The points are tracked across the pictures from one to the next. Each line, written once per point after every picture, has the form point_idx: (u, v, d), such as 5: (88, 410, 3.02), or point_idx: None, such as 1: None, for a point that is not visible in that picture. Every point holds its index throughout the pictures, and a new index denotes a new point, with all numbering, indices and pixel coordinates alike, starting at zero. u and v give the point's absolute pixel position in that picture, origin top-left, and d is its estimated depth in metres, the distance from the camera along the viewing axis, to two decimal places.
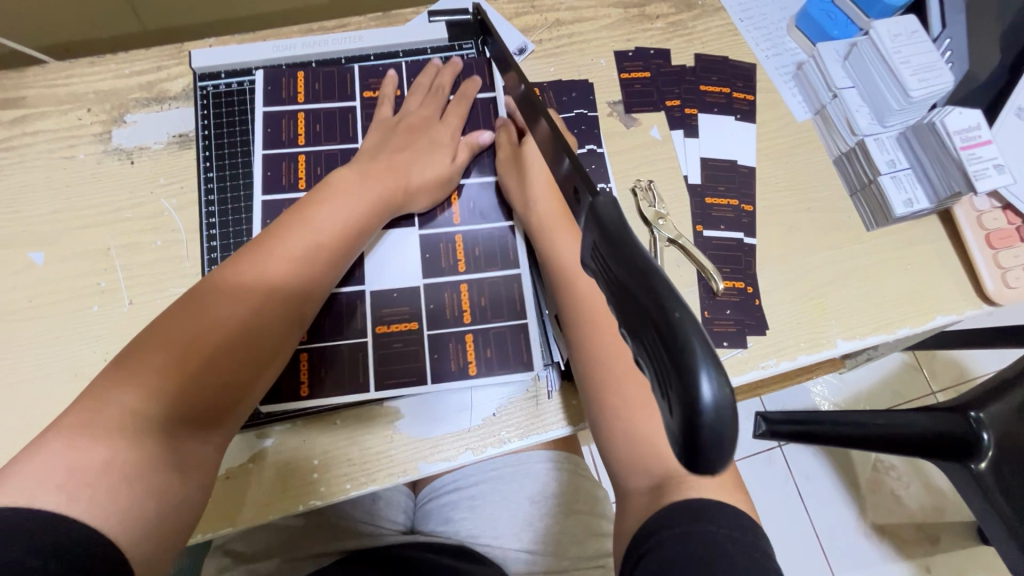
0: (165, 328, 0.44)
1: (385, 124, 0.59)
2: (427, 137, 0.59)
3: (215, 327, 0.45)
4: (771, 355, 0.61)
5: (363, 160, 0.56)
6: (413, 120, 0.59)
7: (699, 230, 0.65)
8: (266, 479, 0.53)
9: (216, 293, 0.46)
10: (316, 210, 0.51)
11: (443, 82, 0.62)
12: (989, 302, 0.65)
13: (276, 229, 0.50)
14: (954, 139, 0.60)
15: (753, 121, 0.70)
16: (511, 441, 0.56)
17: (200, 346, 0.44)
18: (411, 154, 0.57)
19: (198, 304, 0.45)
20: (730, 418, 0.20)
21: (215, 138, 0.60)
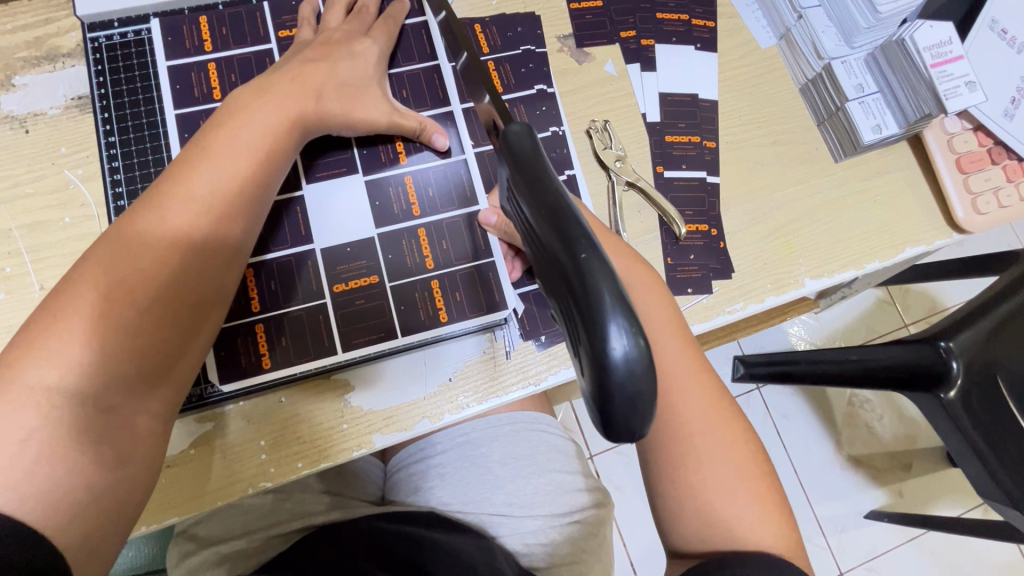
0: (72, 293, 0.38)
1: (303, 43, 0.52)
2: (346, 50, 0.51)
3: (139, 289, 0.39)
4: (737, 298, 0.59)
5: (265, 75, 0.48)
6: (333, 34, 0.52)
7: (660, 171, 0.61)
8: (211, 464, 0.50)
9: (127, 250, 0.40)
10: (223, 141, 0.44)
11: (367, 3, 0.55)
12: (958, 230, 0.63)
13: (180, 168, 0.43)
14: (922, 56, 0.56)
15: (714, 50, 0.65)
16: (470, 407, 0.53)
17: (124, 312, 0.38)
18: (324, 66, 0.49)
19: (107, 264, 0.39)
20: (637, 373, 0.21)
21: (119, 98, 0.53)
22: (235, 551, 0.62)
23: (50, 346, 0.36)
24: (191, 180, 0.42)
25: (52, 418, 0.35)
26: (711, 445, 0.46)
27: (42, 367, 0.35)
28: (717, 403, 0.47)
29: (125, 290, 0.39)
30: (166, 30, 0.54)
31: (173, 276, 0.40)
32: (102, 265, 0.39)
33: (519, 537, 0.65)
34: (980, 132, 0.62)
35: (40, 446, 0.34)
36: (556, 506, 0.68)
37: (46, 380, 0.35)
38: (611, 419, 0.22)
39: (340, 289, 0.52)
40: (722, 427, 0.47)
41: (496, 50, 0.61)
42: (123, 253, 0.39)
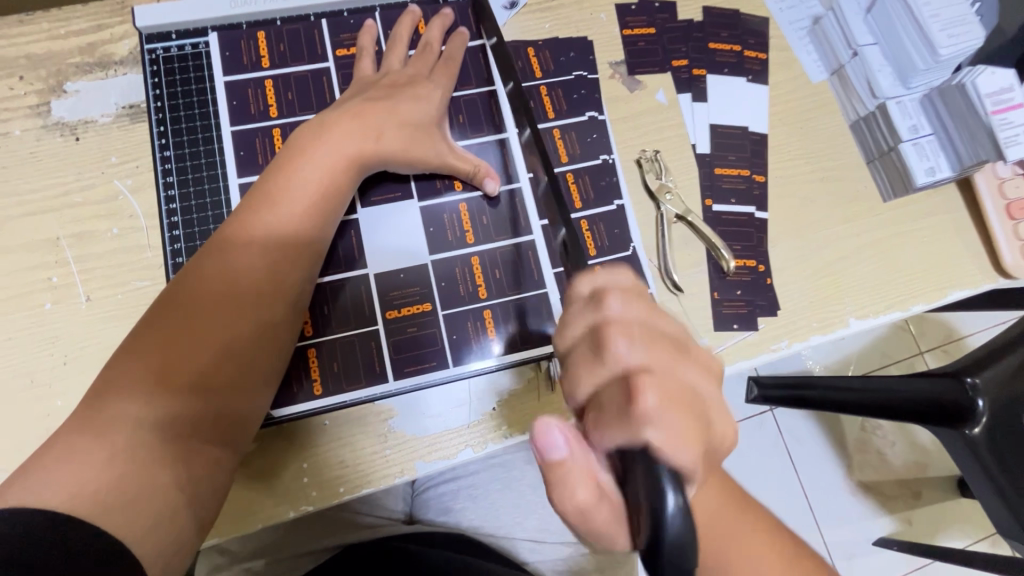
0: (147, 334, 0.41)
1: (367, 79, 0.53)
2: (409, 92, 0.51)
3: (200, 326, 0.41)
4: (782, 336, 0.58)
5: (329, 115, 0.49)
6: (397, 77, 0.52)
7: (708, 204, 0.61)
8: (255, 485, 0.49)
9: (195, 291, 0.42)
10: (284, 181, 0.46)
11: (431, 38, 0.55)
12: (1005, 276, 0.62)
13: (243, 213, 0.45)
14: (984, 102, 0.55)
15: (765, 83, 0.65)
16: (513, 436, 0.53)
17: (186, 348, 0.40)
18: (385, 106, 0.50)
19: (177, 305, 0.41)
20: (688, 529, 0.26)
21: (174, 110, 0.53)
22: (273, 566, 0.64)
23: (130, 383, 0.39)
24: (253, 223, 0.44)
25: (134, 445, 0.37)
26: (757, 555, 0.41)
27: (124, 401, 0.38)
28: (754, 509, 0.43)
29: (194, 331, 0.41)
30: (225, 44, 0.53)
31: (237, 313, 0.42)
32: (174, 306, 0.41)
33: (550, 561, 0.66)
34: None
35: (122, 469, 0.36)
36: None
37: (126, 413, 0.38)
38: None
39: (391, 315, 0.52)
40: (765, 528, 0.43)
41: (549, 75, 0.61)
42: (191, 295, 0.42)
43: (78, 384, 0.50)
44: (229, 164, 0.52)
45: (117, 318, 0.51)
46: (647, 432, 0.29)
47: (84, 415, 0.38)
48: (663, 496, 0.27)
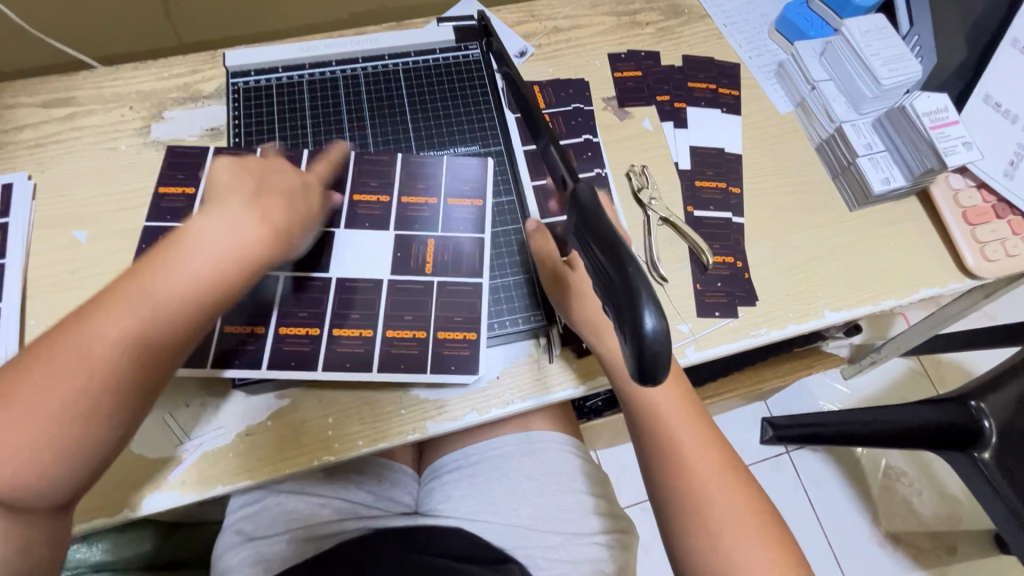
0: (7, 384, 0.38)
1: (297, 176, 0.54)
2: (278, 170, 0.53)
3: (89, 378, 0.39)
4: (761, 323, 0.64)
5: (238, 184, 0.50)
6: (286, 166, 0.54)
7: (690, 211, 0.69)
8: (283, 438, 0.56)
9: (58, 351, 0.39)
10: (172, 257, 0.43)
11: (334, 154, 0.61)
12: (971, 276, 0.68)
13: (123, 282, 0.42)
14: (922, 120, 0.64)
15: (738, 114, 0.75)
16: (514, 402, 0.59)
17: (73, 397, 0.39)
18: (261, 178, 0.49)
19: (58, 367, 0.39)
20: (664, 342, 0.29)
21: (191, 187, 0.63)
22: (273, 551, 0.66)
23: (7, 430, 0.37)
24: (140, 298, 0.41)
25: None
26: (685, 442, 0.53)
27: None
28: (692, 416, 0.55)
29: (55, 398, 0.38)
30: (291, 81, 0.68)
31: (110, 403, 0.40)
32: (44, 366, 0.39)
33: (541, 550, 0.65)
34: (983, 189, 0.70)
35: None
36: (577, 526, 0.69)
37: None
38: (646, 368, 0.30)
39: (368, 333, 0.58)
40: (733, 479, 0.52)
41: (551, 106, 0.73)
42: (86, 341, 0.40)
43: None
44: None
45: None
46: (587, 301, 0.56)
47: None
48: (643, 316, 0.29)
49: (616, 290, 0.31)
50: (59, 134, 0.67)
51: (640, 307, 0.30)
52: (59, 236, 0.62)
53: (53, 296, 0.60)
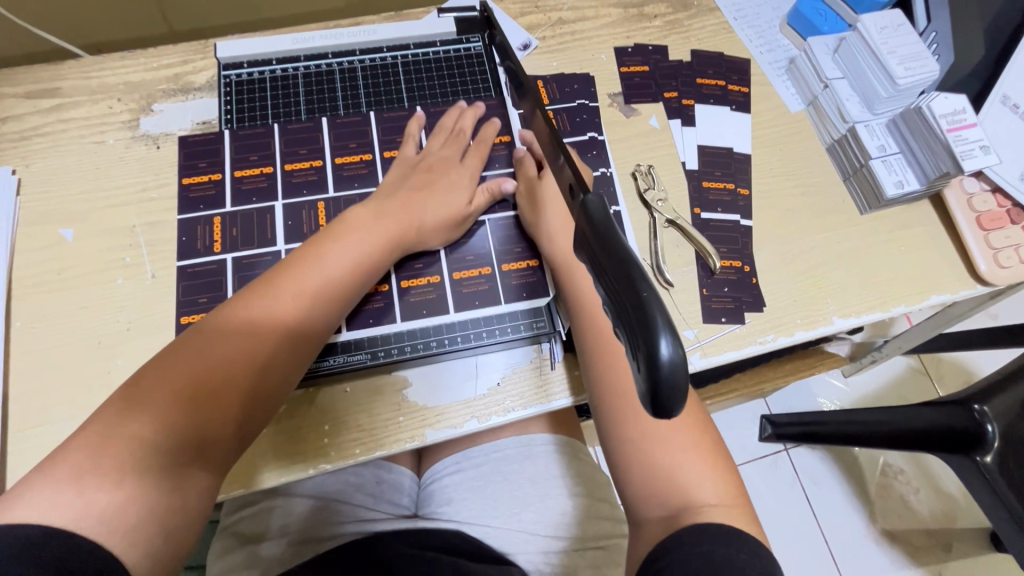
0: (185, 356, 0.46)
1: (404, 168, 0.60)
2: (444, 179, 0.60)
3: (236, 361, 0.47)
4: (768, 330, 0.63)
5: (378, 198, 0.58)
6: (433, 161, 0.61)
7: (697, 213, 0.67)
8: (278, 446, 0.55)
9: (234, 331, 0.48)
10: (325, 256, 0.52)
11: (485, 135, 0.63)
12: (982, 283, 0.66)
13: (286, 274, 0.51)
14: (940, 122, 0.63)
15: (747, 112, 0.73)
16: (515, 410, 0.57)
17: (215, 377, 0.46)
18: (426, 192, 0.59)
19: (209, 349, 0.46)
20: (680, 374, 0.26)
21: (213, 174, 0.62)
22: (269, 554, 0.65)
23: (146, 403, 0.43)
24: (294, 284, 0.51)
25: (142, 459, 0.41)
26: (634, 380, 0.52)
27: (160, 416, 0.43)
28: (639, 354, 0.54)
29: (218, 378, 0.46)
30: (285, 73, 0.65)
31: (241, 382, 0.47)
32: (200, 343, 0.47)
33: (541, 555, 0.64)
34: (998, 194, 0.68)
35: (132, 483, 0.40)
36: (579, 530, 0.67)
37: (136, 428, 0.42)
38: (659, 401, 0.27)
39: (436, 280, 0.60)
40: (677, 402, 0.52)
41: (555, 102, 0.70)
42: (237, 331, 0.48)
43: (138, 348, 0.57)
44: (243, 196, 0.61)
45: (200, 286, 0.58)
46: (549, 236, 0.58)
47: (131, 404, 0.43)
48: (657, 341, 0.26)
49: (627, 311, 0.28)
50: (45, 127, 0.65)
51: (655, 334, 0.26)
52: (45, 234, 0.60)
53: (39, 296, 0.58)
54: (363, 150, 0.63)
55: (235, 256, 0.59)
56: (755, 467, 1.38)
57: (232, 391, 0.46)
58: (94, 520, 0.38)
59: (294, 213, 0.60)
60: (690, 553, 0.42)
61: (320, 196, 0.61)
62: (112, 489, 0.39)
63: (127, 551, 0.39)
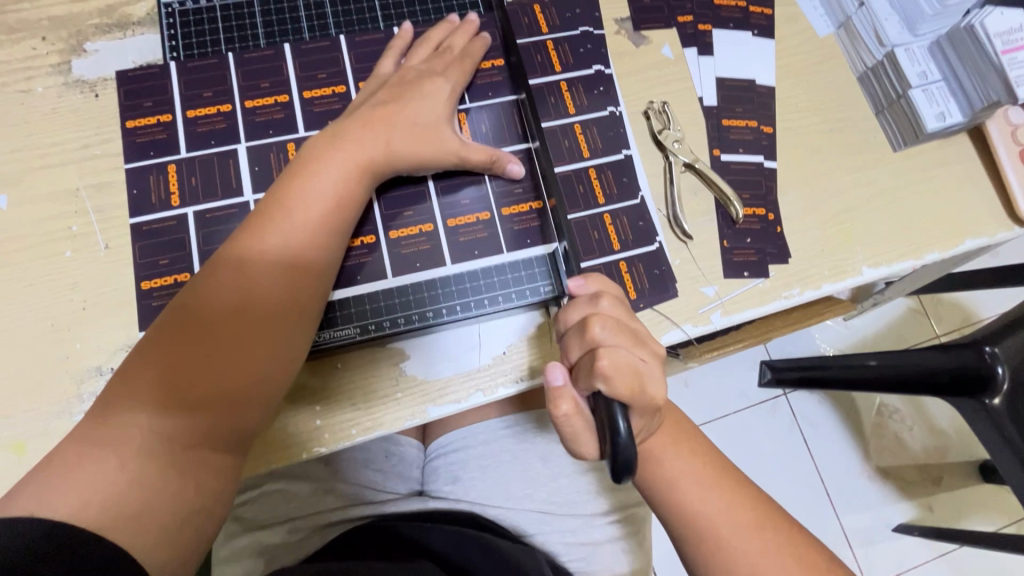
0: (172, 325, 0.42)
1: (380, 83, 0.52)
2: (417, 91, 0.50)
3: (219, 326, 0.42)
4: (794, 284, 0.58)
5: (340, 118, 0.49)
6: (407, 72, 0.52)
7: (717, 154, 0.61)
8: (273, 433, 0.49)
9: (217, 289, 0.42)
10: (294, 189, 0.45)
11: (473, 51, 0.55)
12: (1020, 224, 0.61)
13: (259, 215, 0.44)
14: (993, 42, 0.55)
15: (771, 37, 0.65)
16: (524, 381, 0.52)
17: (199, 350, 0.41)
18: (395, 107, 0.49)
19: (186, 323, 0.42)
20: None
21: (162, 115, 0.53)
22: (281, 539, 0.62)
23: (134, 391, 0.40)
24: (262, 230, 0.44)
25: (147, 440, 0.39)
26: (714, 508, 0.47)
27: (150, 394, 0.40)
28: (710, 468, 0.49)
29: (209, 346, 0.41)
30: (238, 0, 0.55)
31: (234, 347, 0.42)
32: (181, 316, 0.42)
33: (560, 535, 0.64)
34: None
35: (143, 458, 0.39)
36: (590, 507, 0.66)
37: (136, 418, 0.39)
38: (617, 471, 0.39)
39: (429, 228, 0.52)
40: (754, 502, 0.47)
41: (555, 30, 0.61)
42: (212, 294, 0.42)
43: (98, 330, 0.50)
44: (198, 140, 0.52)
45: (161, 246, 0.50)
46: (601, 386, 0.42)
47: (125, 393, 0.40)
48: (616, 420, 0.41)
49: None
50: None
51: (615, 413, 0.41)
52: None
53: None
54: (335, 81, 0.54)
55: (196, 211, 0.51)
56: (756, 412, 1.37)
57: (228, 347, 0.42)
58: (97, 507, 0.36)
59: (260, 157, 0.52)
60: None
61: (289, 136, 0.52)
62: (120, 468, 0.38)
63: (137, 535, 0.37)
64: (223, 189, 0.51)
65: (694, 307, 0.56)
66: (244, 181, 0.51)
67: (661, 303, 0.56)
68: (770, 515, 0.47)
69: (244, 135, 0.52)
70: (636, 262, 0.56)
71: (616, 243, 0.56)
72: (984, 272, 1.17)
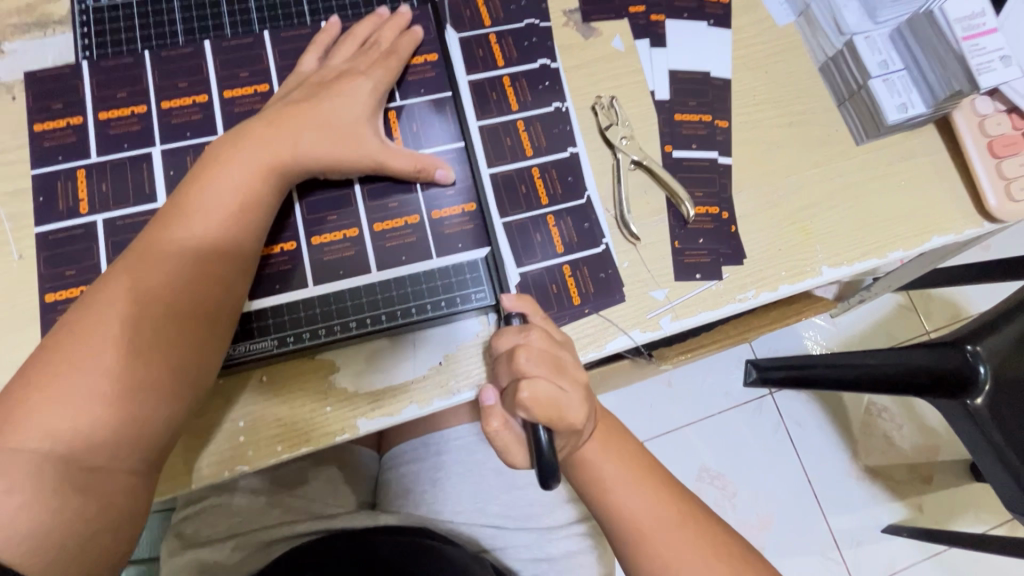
0: (66, 337, 0.39)
1: (301, 80, 0.49)
2: (336, 89, 0.48)
3: (120, 334, 0.39)
4: (749, 285, 0.55)
5: (253, 119, 0.46)
6: (329, 72, 0.49)
7: (668, 151, 0.58)
8: (194, 452, 0.47)
9: (116, 296, 0.40)
10: (202, 190, 0.43)
11: (402, 46, 0.52)
12: (990, 220, 0.58)
13: (163, 222, 0.43)
14: (953, 28, 0.52)
15: (727, 27, 0.62)
16: (460, 392, 0.50)
17: (96, 361, 0.39)
18: (310, 106, 0.47)
19: (81, 333, 0.39)
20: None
21: (77, 117, 0.50)
22: (221, 556, 0.58)
23: (22, 411, 0.37)
24: (169, 234, 0.42)
25: (38, 464, 0.36)
26: (636, 504, 0.46)
27: (40, 411, 0.37)
28: (640, 464, 0.48)
29: (108, 356, 0.39)
30: None
31: (136, 355, 0.39)
32: (76, 327, 0.39)
33: (515, 548, 0.60)
34: (1013, 115, 0.59)
35: (32, 482, 0.36)
36: (550, 519, 0.62)
37: (22, 440, 0.36)
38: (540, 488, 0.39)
39: (354, 233, 0.50)
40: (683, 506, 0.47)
41: (498, 23, 0.58)
42: (110, 301, 0.40)
43: (6, 344, 0.47)
44: (113, 143, 0.49)
45: (73, 255, 0.48)
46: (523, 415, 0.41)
47: (10, 413, 0.37)
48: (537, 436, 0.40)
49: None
50: None
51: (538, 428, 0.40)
52: None
53: None
54: (259, 79, 0.51)
55: (109, 218, 0.48)
56: (741, 413, 1.34)
57: (130, 355, 0.39)
58: None
59: (177, 161, 0.49)
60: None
61: (207, 138, 0.50)
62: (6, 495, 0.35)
63: (28, 560, 0.35)
64: (138, 195, 0.48)
65: (641, 312, 0.53)
66: (160, 186, 0.49)
67: (607, 308, 0.53)
68: (693, 511, 0.47)
69: (161, 137, 0.49)
70: (580, 265, 0.53)
71: (559, 246, 0.54)
72: (969, 268, 1.13)
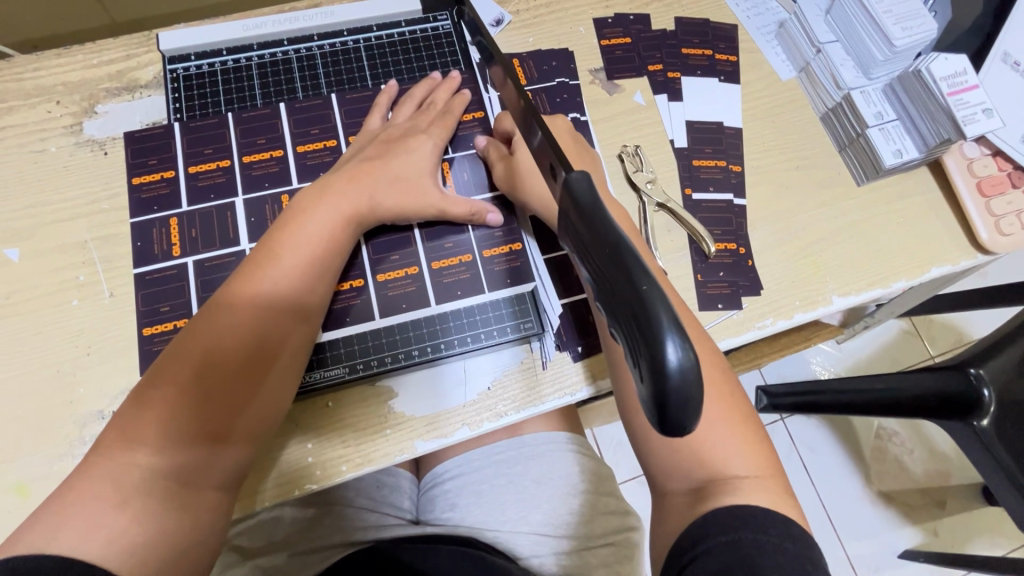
0: (169, 366, 0.44)
1: (368, 139, 0.56)
2: (402, 147, 0.55)
3: (218, 365, 0.44)
4: (767, 314, 0.61)
5: (330, 174, 0.53)
6: (393, 130, 0.56)
7: (688, 193, 0.64)
8: (269, 468, 0.51)
9: (215, 330, 0.45)
10: (289, 237, 0.49)
11: (454, 107, 0.59)
12: (983, 252, 0.64)
13: (253, 262, 0.48)
14: (939, 85, 0.60)
15: (737, 82, 0.69)
16: (508, 414, 0.54)
17: (199, 389, 0.43)
18: (380, 163, 0.53)
19: (184, 363, 0.44)
20: (692, 378, 0.25)
21: (166, 170, 0.57)
22: (280, 565, 0.62)
23: (134, 433, 0.42)
24: (258, 274, 0.47)
25: (147, 480, 0.41)
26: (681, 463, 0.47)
27: (151, 433, 0.42)
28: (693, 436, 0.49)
29: (206, 385, 0.44)
30: (237, 64, 0.60)
31: (230, 384, 0.44)
32: (178, 357, 0.44)
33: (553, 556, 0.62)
34: (998, 157, 0.65)
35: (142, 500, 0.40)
36: (588, 532, 0.65)
37: (137, 458, 0.41)
38: None
39: (413, 270, 0.56)
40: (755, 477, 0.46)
41: (533, 82, 0.66)
42: (208, 335, 0.45)
43: (101, 374, 0.52)
44: (199, 193, 0.56)
45: (163, 293, 0.54)
46: None
47: (125, 434, 0.42)
48: None
49: (631, 320, 0.27)
50: None
51: None
52: None
53: None
54: (327, 135, 0.58)
55: (196, 259, 0.54)
56: None
57: (225, 384, 0.44)
58: (102, 541, 0.38)
59: (256, 208, 0.55)
60: (718, 545, 0.39)
61: (284, 188, 0.56)
62: (123, 507, 0.39)
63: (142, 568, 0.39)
64: (221, 238, 0.54)
65: None
66: (241, 230, 0.55)
67: None
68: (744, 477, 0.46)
69: (241, 187, 0.56)
70: None
71: None
72: (969, 294, 1.19)
